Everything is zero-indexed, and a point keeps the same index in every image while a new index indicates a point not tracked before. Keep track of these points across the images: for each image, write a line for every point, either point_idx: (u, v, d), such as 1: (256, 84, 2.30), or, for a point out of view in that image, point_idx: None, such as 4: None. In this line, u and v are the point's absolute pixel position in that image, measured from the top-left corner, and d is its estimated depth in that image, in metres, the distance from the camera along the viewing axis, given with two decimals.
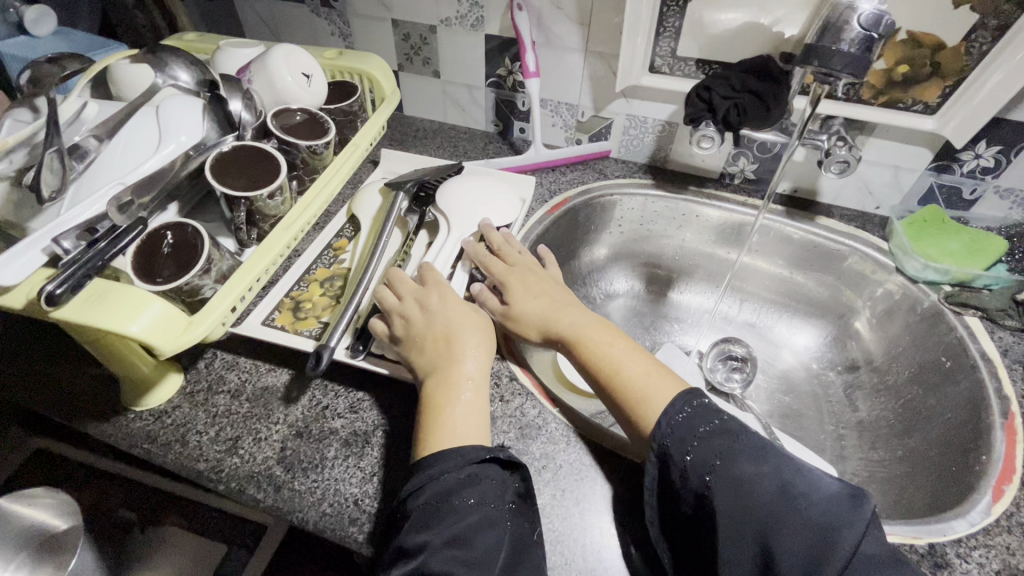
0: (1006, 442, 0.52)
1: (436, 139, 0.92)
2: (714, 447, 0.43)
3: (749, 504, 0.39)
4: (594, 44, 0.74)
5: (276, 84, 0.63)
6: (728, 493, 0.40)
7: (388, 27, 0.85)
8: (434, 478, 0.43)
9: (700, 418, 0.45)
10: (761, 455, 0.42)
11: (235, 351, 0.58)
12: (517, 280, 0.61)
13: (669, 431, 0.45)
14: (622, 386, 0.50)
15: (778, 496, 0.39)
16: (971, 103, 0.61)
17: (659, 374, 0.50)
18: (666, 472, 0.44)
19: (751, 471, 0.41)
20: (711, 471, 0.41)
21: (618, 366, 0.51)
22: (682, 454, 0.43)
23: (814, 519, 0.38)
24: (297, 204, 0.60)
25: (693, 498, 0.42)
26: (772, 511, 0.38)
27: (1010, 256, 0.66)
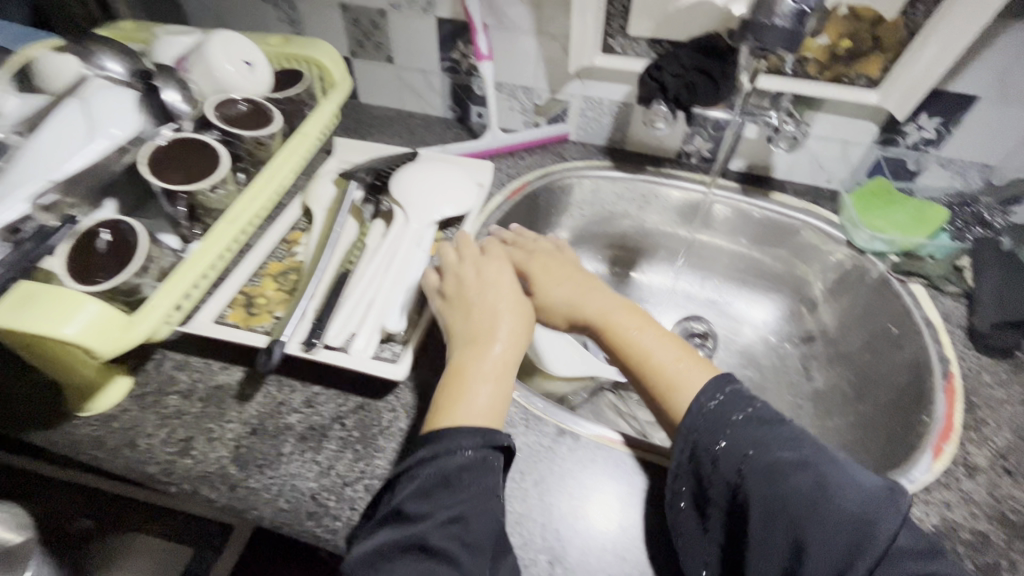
0: (946, 403, 0.55)
1: (393, 126, 0.90)
2: (749, 434, 0.43)
3: (782, 489, 0.39)
4: (546, 25, 0.73)
5: (217, 74, 0.61)
6: (762, 479, 0.40)
7: (337, 12, 0.82)
8: (447, 455, 0.43)
9: (736, 405, 0.45)
10: (796, 445, 0.42)
11: (186, 351, 0.57)
12: (543, 263, 0.60)
13: (704, 414, 0.45)
14: (650, 370, 0.50)
15: (811, 481, 0.39)
16: (910, 76, 0.62)
17: (689, 359, 0.50)
18: (699, 461, 0.44)
19: (784, 458, 0.40)
20: (744, 458, 0.41)
21: (648, 352, 0.51)
22: (714, 441, 0.43)
23: (848, 504, 0.37)
24: (242, 197, 0.58)
25: (724, 484, 0.42)
26: (803, 497, 0.38)
27: (952, 225, 0.67)
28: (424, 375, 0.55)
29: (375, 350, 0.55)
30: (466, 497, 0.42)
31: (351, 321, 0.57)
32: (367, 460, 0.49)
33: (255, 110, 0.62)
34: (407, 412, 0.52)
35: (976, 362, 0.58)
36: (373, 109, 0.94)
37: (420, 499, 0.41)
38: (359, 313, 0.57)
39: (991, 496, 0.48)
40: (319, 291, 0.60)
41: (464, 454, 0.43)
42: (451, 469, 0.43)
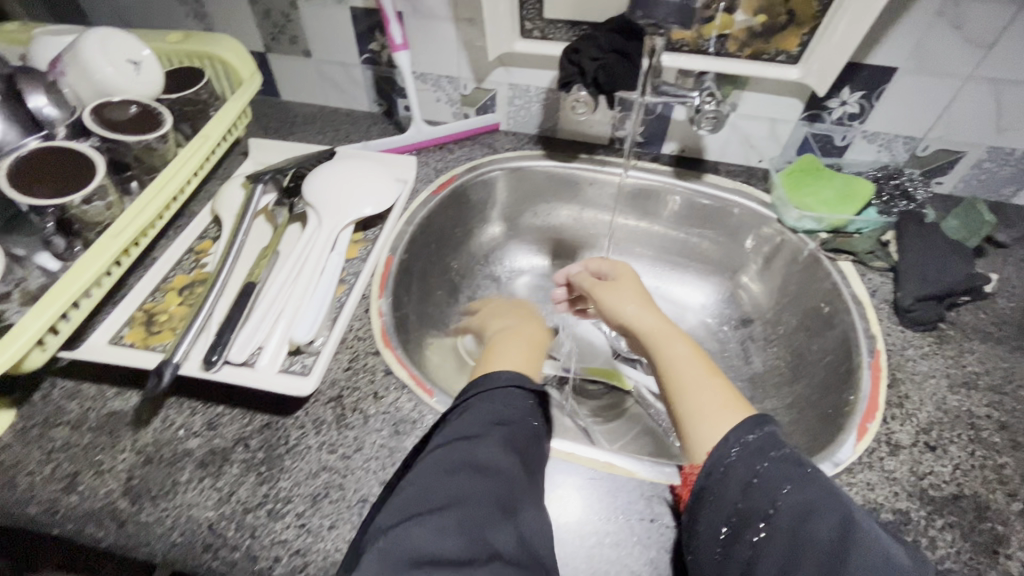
0: (871, 380, 0.54)
1: (316, 124, 0.86)
2: (784, 472, 0.39)
3: (807, 539, 0.35)
4: (462, 10, 0.70)
5: (96, 76, 0.56)
6: (787, 528, 0.36)
7: (245, 4, 0.77)
8: (488, 391, 0.44)
9: (771, 443, 0.40)
10: (837, 496, 0.37)
11: (78, 377, 0.52)
12: (615, 284, 0.63)
13: (736, 448, 0.40)
14: (683, 401, 0.48)
15: (843, 534, 0.34)
16: (828, 50, 0.61)
17: (729, 399, 0.46)
18: (722, 495, 0.40)
19: (820, 503, 0.37)
20: (775, 503, 0.37)
21: (686, 380, 0.49)
22: (746, 476, 0.39)
23: (879, 560, 0.33)
24: (129, 209, 0.54)
25: (744, 526, 0.38)
26: (830, 548, 0.34)
27: (879, 198, 0.68)
28: (336, 386, 0.53)
29: (283, 365, 0.52)
30: (511, 427, 0.42)
31: (257, 334, 0.53)
32: (271, 483, 0.46)
33: (144, 112, 0.58)
34: (316, 429, 0.49)
35: (901, 337, 0.58)
36: (297, 106, 0.89)
37: (474, 422, 0.41)
38: (266, 325, 0.54)
39: (912, 473, 0.47)
40: (223, 302, 0.57)
41: (506, 389, 0.44)
42: (501, 402, 0.43)
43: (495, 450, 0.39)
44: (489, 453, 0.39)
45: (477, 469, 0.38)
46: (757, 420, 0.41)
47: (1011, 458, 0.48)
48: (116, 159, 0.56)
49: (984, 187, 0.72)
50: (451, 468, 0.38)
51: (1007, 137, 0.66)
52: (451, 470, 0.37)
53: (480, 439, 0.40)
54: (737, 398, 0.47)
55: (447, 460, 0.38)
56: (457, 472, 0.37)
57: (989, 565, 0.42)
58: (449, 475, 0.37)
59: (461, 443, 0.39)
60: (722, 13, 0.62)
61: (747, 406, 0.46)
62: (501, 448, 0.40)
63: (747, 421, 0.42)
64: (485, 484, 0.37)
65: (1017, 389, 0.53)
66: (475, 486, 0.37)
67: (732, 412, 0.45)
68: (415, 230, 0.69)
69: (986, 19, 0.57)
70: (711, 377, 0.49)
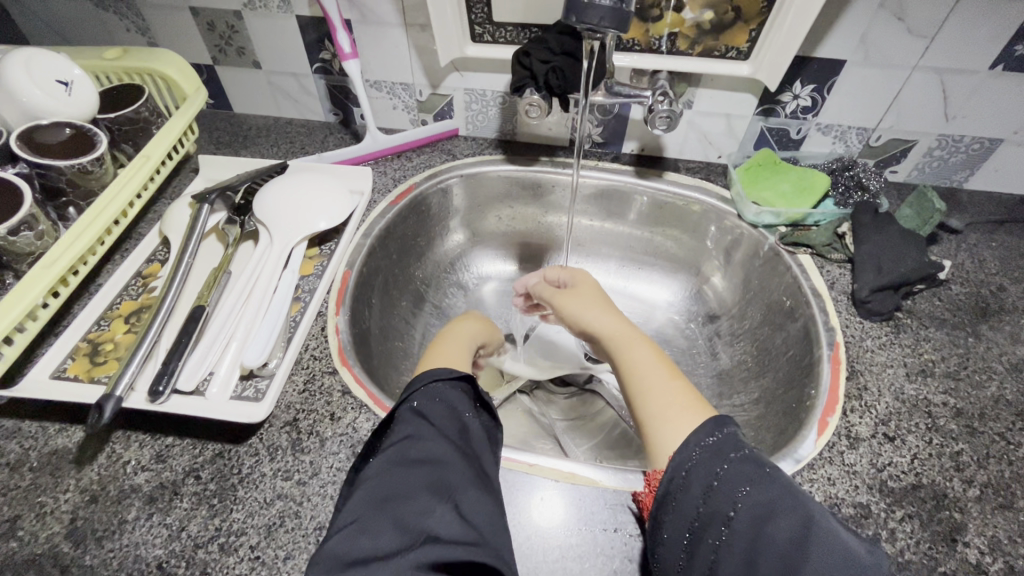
0: (831, 373, 0.55)
1: (270, 136, 0.83)
2: (744, 473, 0.37)
3: (767, 542, 0.34)
4: (411, 17, 0.69)
5: (24, 99, 0.54)
6: (748, 531, 0.35)
7: (188, 17, 0.74)
8: (427, 389, 0.42)
9: (731, 444, 0.39)
10: (798, 494, 0.36)
11: (17, 415, 0.50)
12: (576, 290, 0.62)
13: (697, 452, 0.39)
14: (646, 405, 0.46)
15: (803, 535, 0.34)
16: (776, 45, 0.61)
17: (690, 402, 0.46)
18: (684, 499, 0.38)
19: (779, 502, 0.36)
20: (736, 505, 0.36)
21: (648, 382, 0.48)
22: (706, 479, 0.38)
23: (836, 559, 0.33)
24: (64, 237, 0.52)
25: (707, 530, 0.37)
26: (790, 550, 0.33)
27: (835, 190, 0.68)
28: (291, 410, 0.51)
29: (234, 391, 0.50)
30: (444, 415, 0.41)
31: (207, 359, 0.51)
32: (223, 515, 0.44)
33: (78, 135, 0.56)
34: (270, 455, 0.48)
35: (860, 328, 0.58)
36: (251, 119, 0.86)
37: (406, 417, 0.40)
38: (216, 350, 0.52)
39: (872, 465, 0.48)
40: (171, 327, 0.55)
41: (446, 384, 0.43)
42: (432, 392, 0.42)
43: (428, 441, 0.39)
44: (422, 445, 0.38)
45: (412, 463, 0.37)
46: (716, 422, 0.40)
47: (966, 444, 0.49)
48: (50, 185, 0.54)
49: (936, 174, 0.73)
50: (386, 468, 0.37)
51: (955, 124, 0.67)
52: (387, 470, 0.37)
53: (413, 434, 0.39)
54: (698, 402, 0.46)
55: (381, 461, 0.38)
56: (392, 470, 0.37)
57: (947, 554, 0.43)
58: (384, 474, 0.37)
59: (394, 443, 0.39)
60: (671, 11, 0.62)
61: (706, 410, 0.45)
62: (436, 438, 0.39)
63: (708, 422, 0.41)
64: (420, 474, 0.37)
65: (971, 375, 0.54)
66: (411, 479, 0.36)
67: (691, 415, 0.44)
68: (373, 242, 0.67)
69: (928, 10, 0.57)
70: (672, 380, 0.48)
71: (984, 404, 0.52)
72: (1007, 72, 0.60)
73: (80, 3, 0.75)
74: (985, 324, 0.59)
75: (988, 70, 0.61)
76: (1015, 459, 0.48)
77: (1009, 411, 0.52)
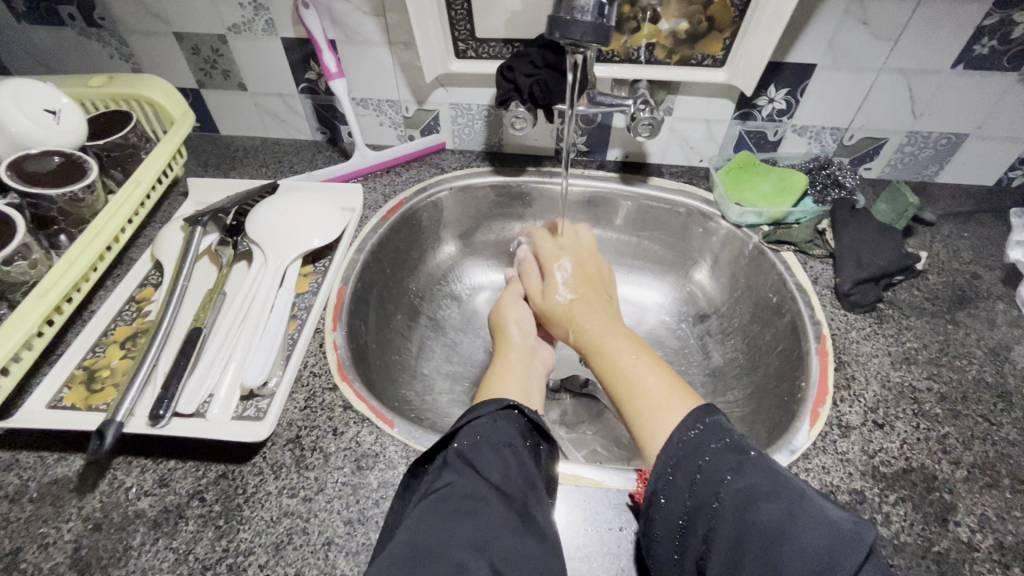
0: (819, 365, 0.56)
1: (258, 157, 0.84)
2: (726, 463, 0.39)
3: (751, 527, 0.34)
4: (395, 35, 0.70)
5: (13, 128, 0.55)
6: (732, 516, 0.36)
7: (172, 42, 0.75)
8: (467, 428, 0.42)
9: (713, 434, 0.41)
10: (779, 479, 0.37)
11: (14, 447, 0.49)
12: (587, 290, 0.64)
13: (680, 447, 0.41)
14: (632, 400, 0.49)
15: (785, 517, 0.34)
16: (748, 52, 0.64)
17: (676, 394, 0.48)
18: (671, 493, 0.39)
19: (759, 487, 0.36)
20: (719, 494, 0.37)
21: (633, 378, 0.51)
22: (690, 472, 0.39)
23: (817, 535, 0.33)
24: (57, 265, 0.52)
25: (695, 520, 0.38)
26: (770, 531, 0.34)
27: (813, 188, 0.70)
28: (293, 427, 0.51)
29: (236, 411, 0.51)
30: (490, 457, 0.40)
31: (207, 380, 0.52)
32: (230, 536, 0.44)
33: (67, 162, 0.56)
34: (275, 473, 0.48)
35: (844, 320, 0.60)
36: (238, 141, 0.87)
37: (452, 464, 0.40)
38: (215, 371, 0.52)
39: (864, 452, 0.49)
40: (168, 351, 0.54)
41: (488, 420, 0.43)
42: (482, 436, 0.42)
43: (472, 490, 0.38)
44: (466, 494, 0.38)
45: (455, 512, 0.36)
46: (699, 413, 0.42)
47: (952, 427, 0.51)
48: (40, 213, 0.54)
49: (908, 170, 0.76)
50: (426, 517, 0.36)
51: (923, 121, 0.70)
52: (427, 520, 0.36)
53: (456, 482, 0.39)
54: (682, 391, 0.48)
55: (424, 509, 0.37)
56: (434, 520, 0.36)
57: (939, 534, 0.44)
58: (425, 524, 0.36)
59: (436, 492, 0.38)
60: (648, 23, 0.64)
61: (693, 398, 0.48)
62: (479, 487, 0.38)
63: (692, 414, 0.43)
64: (462, 526, 0.35)
65: (952, 360, 0.56)
66: (450, 531, 0.35)
67: (679, 405, 0.47)
68: (366, 257, 0.68)
69: (890, 14, 0.60)
70: (655, 371, 0.51)
71: (965, 387, 0.54)
72: (968, 70, 0.64)
73: (63, 32, 0.75)
74: (963, 312, 0.61)
75: (950, 69, 0.64)
76: (998, 439, 0.50)
77: (990, 392, 0.54)
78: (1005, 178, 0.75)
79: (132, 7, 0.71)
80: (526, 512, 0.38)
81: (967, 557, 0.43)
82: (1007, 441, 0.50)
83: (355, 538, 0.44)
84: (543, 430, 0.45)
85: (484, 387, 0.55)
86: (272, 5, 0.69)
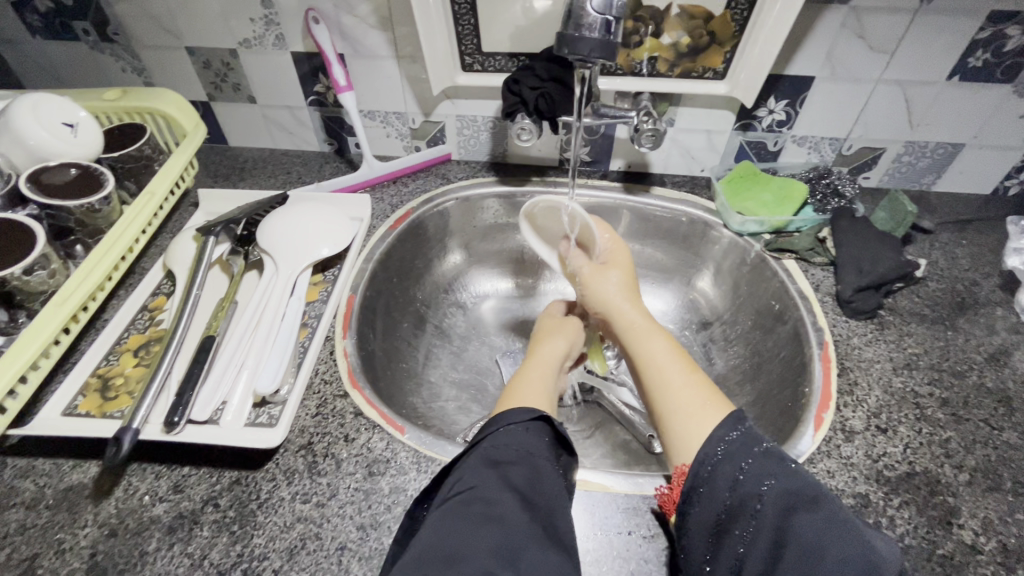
0: (822, 371, 0.57)
1: (266, 168, 0.85)
2: (766, 467, 0.39)
3: (794, 534, 0.35)
4: (402, 49, 0.72)
5: (31, 141, 0.56)
6: (775, 521, 0.37)
7: (184, 56, 0.76)
8: (496, 432, 0.44)
9: (752, 440, 0.41)
10: (818, 487, 0.38)
11: (29, 454, 0.50)
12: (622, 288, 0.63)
13: (721, 449, 0.41)
14: (668, 400, 0.49)
15: (830, 527, 0.35)
16: (748, 65, 0.65)
17: (710, 398, 0.48)
18: (710, 494, 0.40)
19: (800, 494, 0.37)
20: (761, 497, 0.38)
21: (667, 374, 0.52)
22: (731, 474, 0.40)
23: (854, 548, 0.34)
24: (74, 275, 0.53)
25: (734, 520, 0.38)
26: (813, 539, 0.34)
27: (813, 197, 0.72)
28: (306, 433, 0.52)
29: (248, 418, 0.51)
30: (518, 466, 0.42)
31: (220, 388, 0.53)
32: (244, 541, 0.45)
33: (84, 174, 0.57)
34: (288, 479, 0.49)
35: (846, 327, 0.61)
36: (246, 152, 0.88)
37: (478, 468, 0.41)
38: (227, 380, 0.53)
39: (868, 457, 0.50)
40: (181, 359, 0.55)
41: (515, 427, 0.45)
42: (509, 444, 0.43)
43: (495, 493, 0.39)
44: (488, 497, 0.39)
45: (480, 513, 0.37)
46: (736, 418, 0.43)
47: (954, 432, 0.52)
48: (58, 224, 0.55)
49: (906, 179, 0.77)
50: (451, 518, 0.37)
51: (920, 131, 0.71)
52: (452, 521, 0.37)
53: (480, 485, 0.40)
54: (717, 396, 0.49)
55: (448, 511, 0.38)
56: (463, 523, 0.36)
57: (944, 537, 0.45)
58: (450, 525, 0.37)
59: (460, 493, 0.39)
60: (650, 37, 0.66)
61: (725, 404, 0.48)
62: (501, 491, 0.39)
63: (728, 418, 0.43)
64: (487, 528, 0.36)
65: (953, 366, 0.57)
66: (474, 535, 0.36)
67: (713, 410, 0.47)
68: (374, 267, 0.69)
69: (886, 28, 0.62)
70: (692, 375, 0.51)
71: (966, 393, 0.55)
72: (962, 82, 0.65)
73: (76, 46, 0.76)
74: (963, 318, 0.62)
75: (945, 81, 0.65)
76: (1000, 443, 0.51)
77: (991, 397, 0.55)
78: (1001, 187, 0.76)
79: (146, 23, 0.73)
80: (536, 513, 0.39)
81: (971, 559, 0.43)
82: (1009, 445, 0.51)
83: (367, 543, 0.45)
84: (569, 445, 0.46)
85: (508, 395, 0.54)
86: (283, 20, 0.71)
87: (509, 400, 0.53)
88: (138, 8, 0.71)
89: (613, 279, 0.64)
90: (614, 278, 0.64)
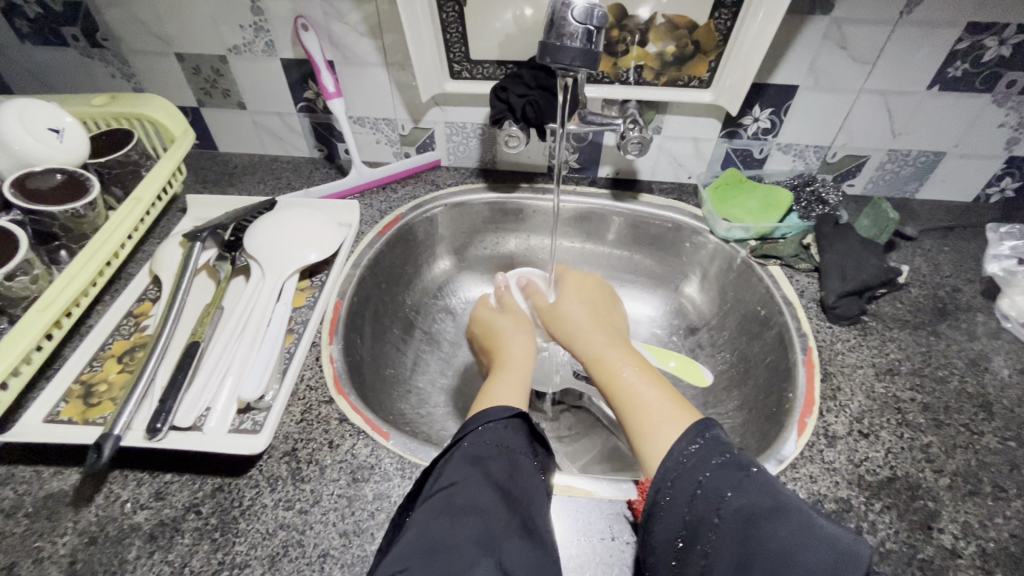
0: (805, 376, 0.58)
1: (256, 173, 0.85)
2: (726, 478, 0.39)
3: (753, 544, 0.35)
4: (391, 56, 0.72)
5: (17, 146, 0.56)
6: (735, 532, 0.37)
7: (173, 62, 0.76)
8: (480, 430, 0.44)
9: (712, 451, 0.42)
10: (779, 496, 0.38)
11: (9, 461, 0.50)
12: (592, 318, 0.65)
13: (680, 462, 0.42)
14: (634, 415, 0.50)
15: (789, 535, 0.35)
16: (732, 74, 0.66)
17: (674, 411, 0.49)
18: (673, 508, 0.40)
19: (759, 505, 0.37)
20: (720, 511, 0.38)
21: (635, 392, 0.52)
22: (690, 489, 0.40)
23: (813, 558, 0.33)
24: (56, 281, 0.53)
25: (697, 534, 0.38)
26: (772, 551, 0.34)
27: (798, 204, 0.73)
28: (290, 440, 0.52)
29: (232, 424, 0.51)
30: (496, 461, 0.42)
31: (203, 395, 0.52)
32: (226, 549, 0.44)
33: (69, 179, 0.57)
34: (271, 486, 0.49)
35: (830, 332, 0.62)
36: (236, 157, 0.88)
37: (458, 465, 0.41)
38: (212, 385, 0.53)
39: (850, 462, 0.50)
40: (165, 364, 0.55)
41: (497, 425, 0.45)
42: (490, 441, 0.43)
43: (476, 491, 0.39)
44: (469, 493, 0.38)
45: (460, 512, 0.37)
46: (698, 428, 0.43)
47: (935, 437, 0.52)
48: (42, 229, 0.55)
49: (890, 187, 0.79)
50: (430, 516, 0.37)
51: (902, 140, 0.72)
52: (434, 518, 0.37)
53: (461, 481, 0.39)
54: (682, 408, 0.49)
55: (428, 510, 0.38)
56: (439, 524, 0.36)
57: (924, 541, 0.45)
58: (431, 522, 0.37)
59: (440, 493, 0.39)
60: (636, 45, 0.67)
61: (691, 415, 0.48)
62: (481, 488, 0.39)
63: (688, 431, 0.43)
64: (467, 526, 0.36)
65: (934, 371, 0.58)
66: (455, 532, 0.36)
67: (675, 422, 0.47)
68: (362, 272, 0.69)
69: (867, 39, 0.63)
70: (656, 390, 0.51)
71: (947, 397, 0.56)
72: (943, 91, 0.66)
73: (65, 52, 0.76)
74: (945, 323, 0.63)
75: (925, 90, 0.66)
76: (980, 448, 0.51)
77: (971, 402, 0.55)
78: (983, 195, 0.77)
79: (135, 29, 0.73)
80: (518, 515, 0.39)
81: (951, 563, 0.44)
82: (989, 450, 0.51)
83: (350, 550, 0.45)
84: (546, 441, 0.46)
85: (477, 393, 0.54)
86: (273, 27, 0.71)
87: (478, 401, 0.53)
88: (129, 14, 0.71)
89: (575, 309, 0.66)
90: (576, 307, 0.67)
